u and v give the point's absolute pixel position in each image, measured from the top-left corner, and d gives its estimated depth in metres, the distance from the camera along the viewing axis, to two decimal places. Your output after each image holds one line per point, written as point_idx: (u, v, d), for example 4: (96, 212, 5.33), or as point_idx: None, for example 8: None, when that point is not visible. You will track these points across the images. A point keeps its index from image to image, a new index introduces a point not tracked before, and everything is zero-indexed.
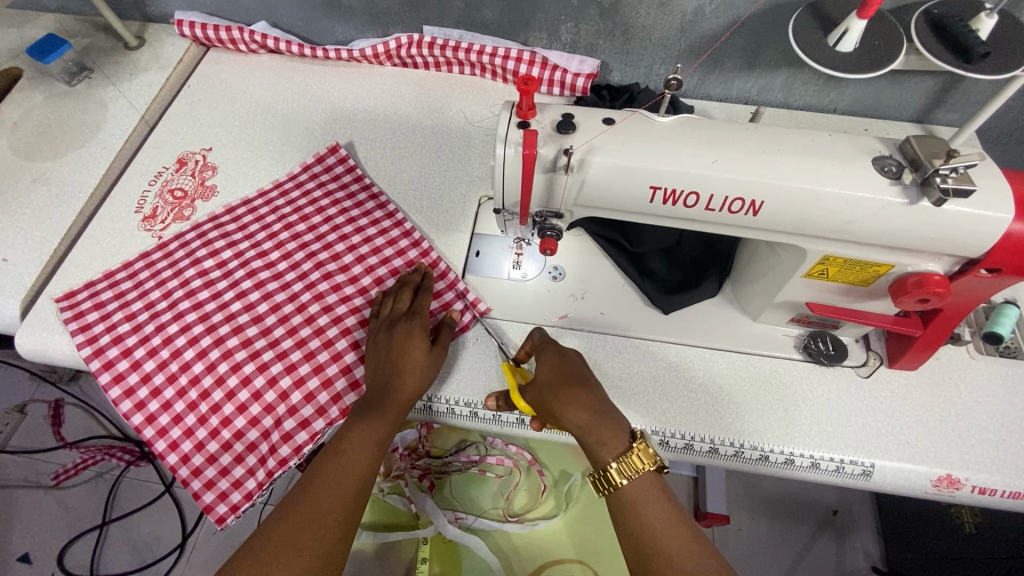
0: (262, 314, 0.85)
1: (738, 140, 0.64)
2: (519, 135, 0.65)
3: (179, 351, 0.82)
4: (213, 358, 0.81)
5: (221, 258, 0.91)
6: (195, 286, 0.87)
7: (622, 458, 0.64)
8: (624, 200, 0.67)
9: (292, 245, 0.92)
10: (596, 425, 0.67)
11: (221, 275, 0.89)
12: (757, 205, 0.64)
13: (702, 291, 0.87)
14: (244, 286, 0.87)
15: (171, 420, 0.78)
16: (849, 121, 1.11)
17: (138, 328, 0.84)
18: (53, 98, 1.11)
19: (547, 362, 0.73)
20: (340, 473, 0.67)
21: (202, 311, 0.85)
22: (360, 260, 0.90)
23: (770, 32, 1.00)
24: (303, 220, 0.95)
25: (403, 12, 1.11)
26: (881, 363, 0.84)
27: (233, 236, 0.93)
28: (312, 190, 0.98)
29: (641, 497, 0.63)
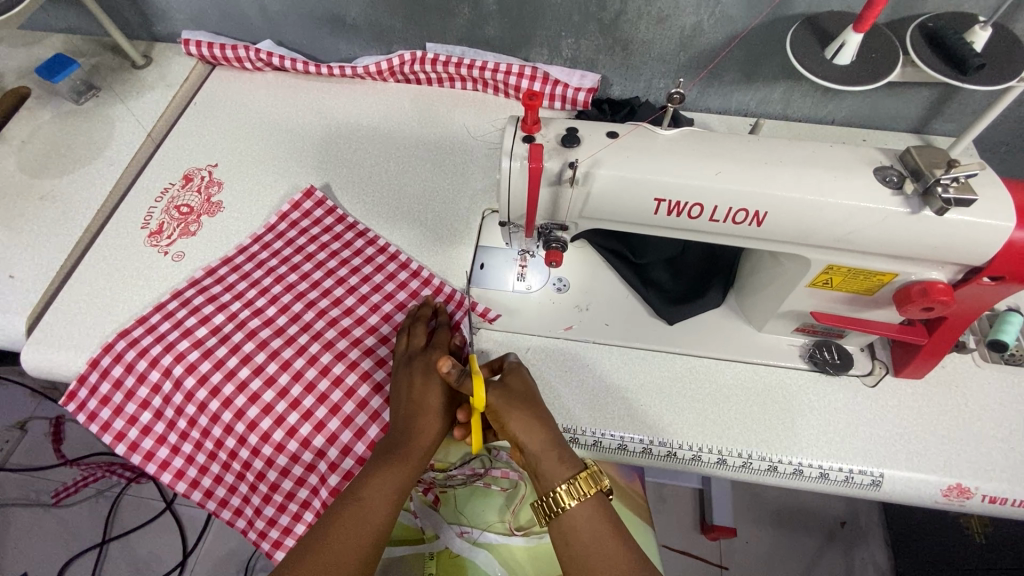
0: (264, 365, 0.82)
1: (741, 152, 0.64)
2: (524, 149, 0.66)
3: (193, 419, 0.80)
4: (224, 387, 0.80)
5: (214, 313, 0.86)
6: (188, 349, 0.83)
7: (568, 483, 0.65)
8: (629, 211, 0.67)
9: (305, 271, 0.92)
10: (548, 449, 0.67)
11: (233, 300, 0.88)
12: (761, 216, 0.64)
13: (707, 301, 0.88)
14: (241, 340, 0.84)
15: (195, 448, 0.81)
16: (848, 132, 1.12)
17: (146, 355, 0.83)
18: (60, 116, 1.12)
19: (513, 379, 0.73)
20: (357, 524, 0.65)
21: (200, 374, 0.81)
22: (374, 288, 0.90)
23: (769, 46, 1.02)
24: (317, 246, 0.95)
25: (406, 29, 1.13)
26: (886, 372, 0.84)
27: (227, 286, 0.90)
28: (306, 229, 0.97)
29: (582, 520, 0.64)
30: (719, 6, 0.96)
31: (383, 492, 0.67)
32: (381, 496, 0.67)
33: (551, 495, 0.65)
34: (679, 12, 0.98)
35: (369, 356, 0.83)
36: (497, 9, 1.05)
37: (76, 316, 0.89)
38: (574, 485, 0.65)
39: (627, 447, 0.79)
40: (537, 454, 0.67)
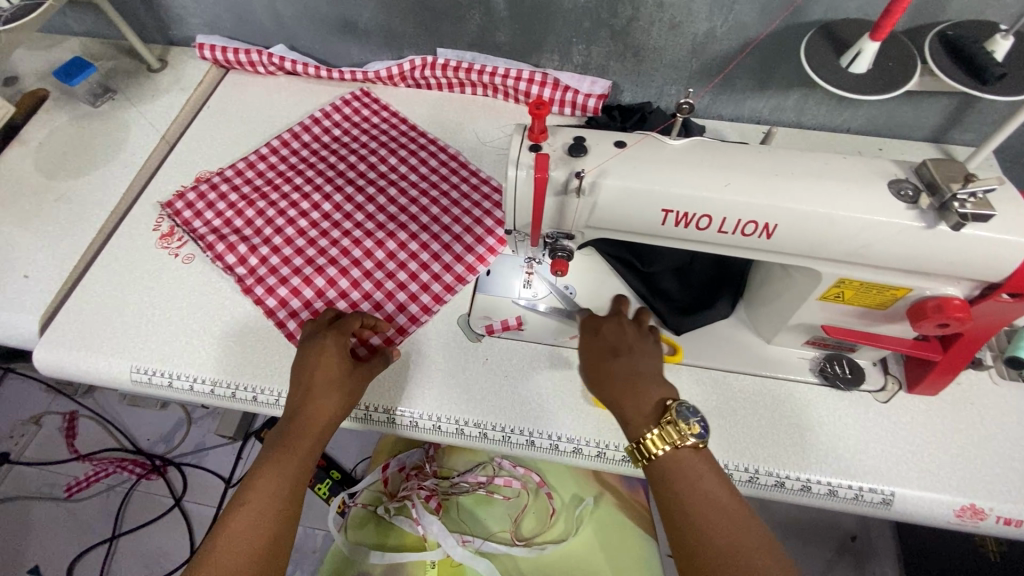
0: (309, 278, 0.92)
1: (752, 163, 0.63)
2: (530, 158, 0.65)
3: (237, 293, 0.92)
4: (278, 295, 0.91)
5: (286, 224, 0.98)
6: (258, 245, 0.96)
7: (659, 431, 0.63)
8: (637, 222, 0.66)
9: (364, 211, 1.00)
10: (640, 398, 0.66)
11: (299, 225, 0.98)
12: (771, 229, 0.63)
13: (715, 312, 0.87)
14: (300, 253, 0.95)
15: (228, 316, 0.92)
16: (863, 141, 1.10)
17: (223, 249, 0.96)
18: (77, 118, 1.14)
19: (630, 331, 0.72)
20: (257, 510, 0.66)
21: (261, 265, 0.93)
22: (420, 239, 0.97)
23: (783, 53, 1.00)
24: (379, 191, 1.03)
25: (418, 34, 1.13)
26: (899, 388, 0.83)
27: (302, 206, 1.01)
28: (380, 177, 1.05)
29: (677, 471, 0.62)
30: (732, 12, 0.95)
31: (275, 479, 0.68)
32: (272, 481, 0.68)
33: (639, 444, 0.64)
34: (692, 18, 0.97)
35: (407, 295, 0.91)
36: (508, 15, 1.05)
37: (87, 317, 0.90)
38: (665, 432, 0.63)
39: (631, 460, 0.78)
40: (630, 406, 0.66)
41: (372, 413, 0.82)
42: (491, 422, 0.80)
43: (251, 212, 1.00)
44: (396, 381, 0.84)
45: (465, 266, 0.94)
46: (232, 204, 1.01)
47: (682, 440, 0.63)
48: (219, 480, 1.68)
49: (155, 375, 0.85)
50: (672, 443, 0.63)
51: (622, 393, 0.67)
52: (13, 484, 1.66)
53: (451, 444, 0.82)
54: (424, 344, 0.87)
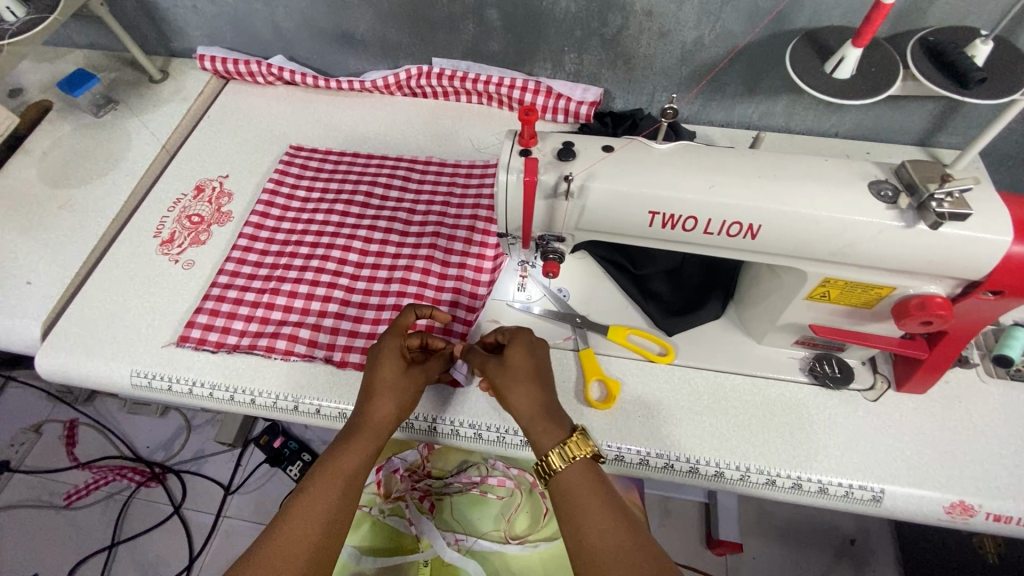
0: (321, 279, 0.94)
1: (736, 165, 0.65)
2: (521, 162, 0.67)
3: (251, 298, 0.93)
4: (317, 336, 0.89)
5: (291, 232, 1.01)
6: (267, 254, 0.98)
7: (558, 447, 0.67)
8: (625, 224, 0.68)
9: (378, 235, 1.00)
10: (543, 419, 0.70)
11: (312, 260, 0.97)
12: (755, 229, 0.65)
13: (706, 313, 0.88)
14: (308, 258, 0.97)
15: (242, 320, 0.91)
16: (851, 144, 1.12)
17: (243, 303, 0.92)
18: (80, 129, 1.17)
19: (518, 343, 0.76)
20: (314, 503, 0.66)
21: (272, 273, 0.96)
22: (439, 245, 0.98)
23: (770, 60, 1.02)
24: (386, 196, 1.05)
25: (413, 44, 1.15)
26: (888, 387, 0.84)
27: (304, 212, 1.04)
28: (377, 176, 1.08)
29: (573, 485, 0.66)
30: (719, 21, 0.98)
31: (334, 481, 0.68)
32: (332, 476, 0.68)
33: (544, 459, 0.68)
34: (680, 27, 1.00)
35: (446, 306, 0.92)
36: (502, 25, 1.07)
37: (89, 322, 0.91)
38: (566, 448, 0.67)
39: (625, 458, 0.79)
40: (531, 424, 0.70)
41: None
42: (486, 422, 0.82)
43: (262, 261, 0.97)
44: None
45: (491, 264, 0.96)
46: (238, 255, 0.98)
47: (581, 454, 0.67)
48: (218, 487, 1.69)
49: (156, 379, 0.86)
50: (574, 457, 0.67)
51: (523, 407, 0.71)
52: (12, 493, 1.67)
53: (445, 444, 0.83)
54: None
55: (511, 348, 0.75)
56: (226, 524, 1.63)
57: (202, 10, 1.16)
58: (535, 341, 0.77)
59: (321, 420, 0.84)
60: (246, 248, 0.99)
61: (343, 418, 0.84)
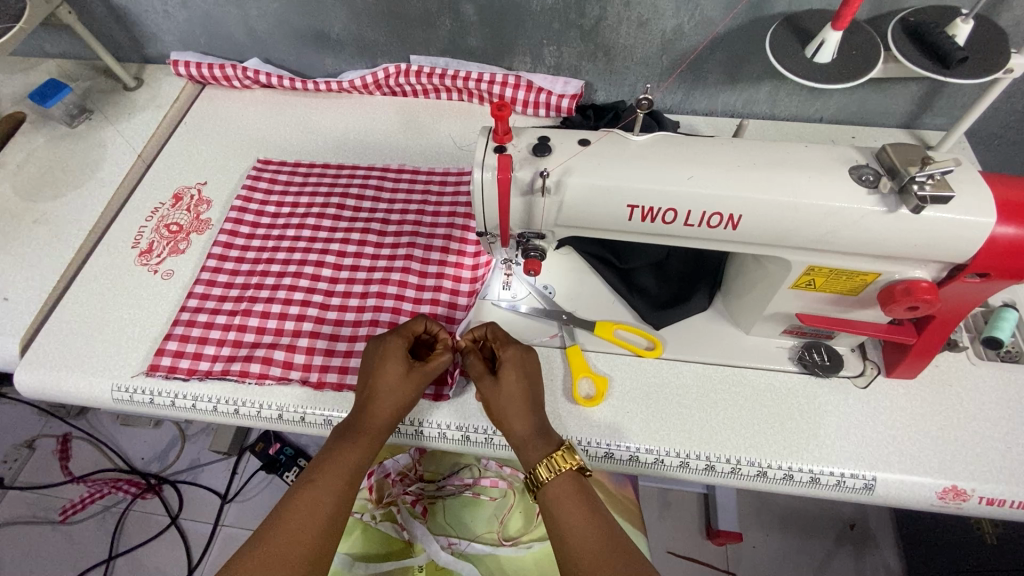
0: (298, 293, 0.93)
1: (714, 155, 0.64)
2: (495, 159, 0.65)
3: (227, 315, 0.91)
4: (292, 358, 0.86)
5: (267, 244, 1.00)
6: (243, 268, 0.97)
7: (546, 459, 0.67)
8: (604, 219, 0.66)
9: (353, 249, 0.98)
10: (534, 438, 0.70)
11: (283, 278, 0.95)
12: (735, 219, 0.63)
13: (692, 305, 0.87)
14: (285, 271, 0.96)
15: (218, 336, 0.89)
16: (836, 129, 1.11)
17: (214, 327, 0.89)
18: (55, 140, 1.15)
19: (509, 357, 0.75)
20: (311, 506, 0.64)
21: (249, 288, 0.94)
22: (417, 256, 0.96)
23: (751, 47, 1.01)
24: (362, 205, 1.04)
25: (390, 42, 1.13)
26: (878, 372, 0.83)
27: (280, 224, 1.02)
28: (352, 185, 1.07)
29: (558, 496, 0.65)
30: (698, 8, 0.96)
31: (332, 482, 0.67)
32: (331, 478, 0.67)
33: (530, 473, 0.67)
34: (658, 15, 0.98)
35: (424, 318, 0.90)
36: (478, 19, 1.05)
37: (67, 336, 0.90)
38: (551, 461, 0.67)
39: (614, 455, 0.78)
40: (521, 442, 0.70)
41: None
42: (473, 424, 0.81)
43: (232, 281, 0.95)
44: None
45: (469, 272, 0.95)
46: (213, 268, 0.96)
47: (568, 467, 0.67)
48: (215, 496, 1.68)
49: (137, 392, 0.85)
50: (560, 470, 0.67)
51: (514, 426, 0.71)
52: (8, 510, 1.65)
53: (434, 448, 0.82)
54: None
55: (503, 364, 0.75)
56: (223, 533, 1.62)
57: (174, 15, 1.14)
58: (523, 355, 0.76)
59: (306, 427, 0.83)
60: (222, 261, 0.97)
61: (328, 425, 0.83)
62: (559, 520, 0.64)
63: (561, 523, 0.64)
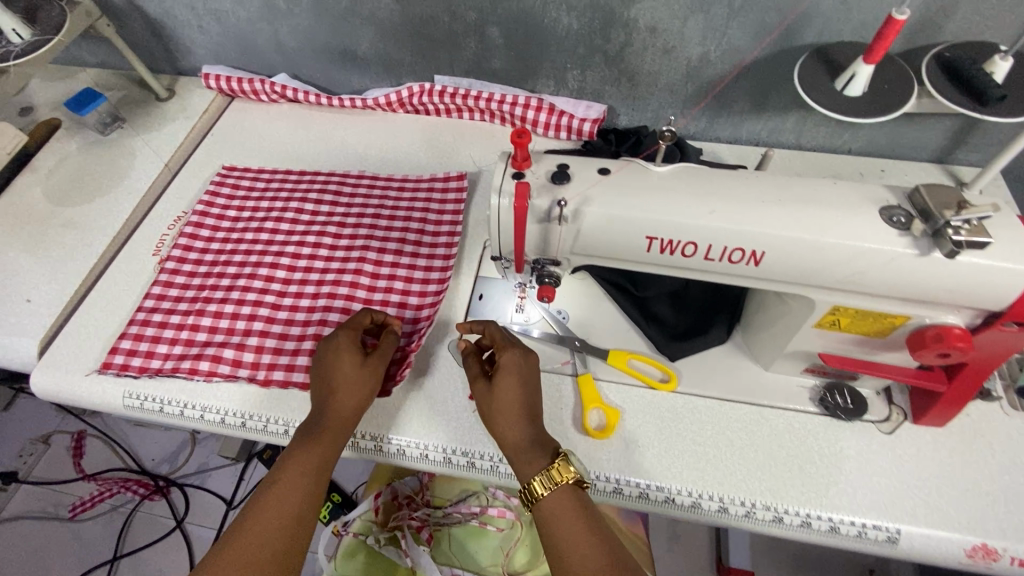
0: (294, 305, 0.92)
1: (738, 189, 0.62)
2: (513, 186, 0.64)
3: (224, 328, 0.90)
4: (291, 373, 0.85)
5: (266, 255, 0.98)
6: (241, 278, 0.95)
7: (543, 473, 0.65)
8: (622, 250, 0.65)
9: (352, 259, 0.96)
10: (529, 446, 0.68)
11: (278, 286, 0.94)
12: (758, 256, 0.61)
13: (710, 338, 0.84)
14: (282, 283, 0.95)
15: (214, 351, 0.87)
16: (865, 162, 1.08)
17: (213, 339, 0.89)
18: (87, 147, 1.18)
19: (506, 362, 0.73)
20: (273, 507, 0.66)
21: (246, 299, 0.93)
22: (411, 271, 0.95)
23: (778, 77, 1.00)
24: (361, 216, 1.02)
25: (415, 62, 1.14)
26: (904, 418, 0.79)
27: (279, 234, 1.01)
28: (354, 196, 1.06)
29: (558, 512, 0.64)
30: (725, 37, 0.95)
31: (295, 483, 0.68)
32: (292, 477, 0.68)
33: (527, 487, 0.66)
34: (685, 43, 0.98)
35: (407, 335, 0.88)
36: (503, 42, 1.06)
37: (85, 341, 0.91)
38: (549, 474, 0.65)
39: (623, 491, 0.75)
40: (514, 450, 0.69)
41: (363, 440, 0.81)
42: (480, 451, 0.79)
43: (231, 293, 0.94)
44: (386, 407, 0.83)
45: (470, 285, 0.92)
46: (214, 279, 0.96)
47: (565, 480, 0.65)
48: (220, 502, 1.68)
49: (148, 400, 0.85)
50: (556, 484, 0.64)
51: (507, 432, 0.70)
52: (21, 503, 1.68)
53: (439, 473, 0.81)
54: (421, 383, 0.85)
55: (500, 369, 0.73)
56: None
57: (208, 30, 1.17)
58: (523, 361, 0.74)
59: None
60: (222, 272, 0.97)
61: None
62: (554, 539, 0.63)
63: (552, 536, 0.63)
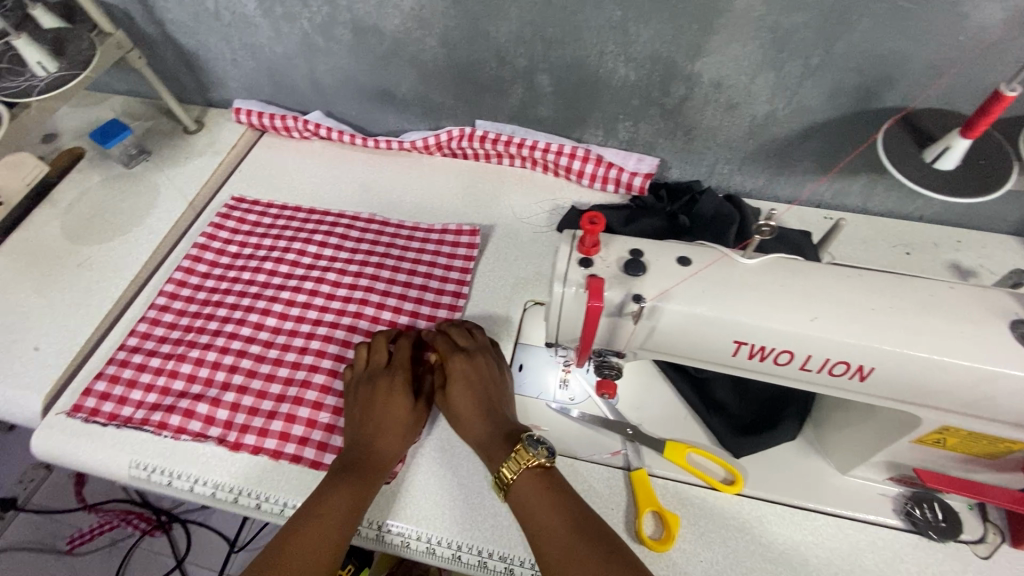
0: (297, 363, 0.85)
1: (841, 292, 0.53)
2: (581, 275, 0.56)
3: (220, 386, 0.83)
4: (289, 443, 0.78)
5: (270, 302, 0.91)
6: (241, 328, 0.89)
7: (508, 459, 0.67)
8: (703, 350, 0.57)
9: (363, 314, 0.89)
10: (494, 437, 0.71)
11: (267, 336, 0.88)
12: (865, 371, 0.53)
13: (782, 433, 0.75)
14: (284, 335, 0.87)
15: (208, 412, 0.80)
16: (940, 232, 0.99)
17: (207, 398, 0.82)
18: (110, 180, 1.13)
19: (454, 368, 0.76)
20: (314, 541, 0.63)
21: (245, 353, 0.86)
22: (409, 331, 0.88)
23: (851, 139, 0.92)
24: (374, 265, 0.95)
25: (456, 105, 1.08)
26: (1003, 541, 0.69)
27: (285, 280, 0.94)
28: (366, 242, 0.99)
29: (526, 494, 0.65)
30: (796, 96, 0.88)
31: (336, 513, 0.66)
32: (334, 508, 0.66)
33: (496, 476, 0.67)
34: (751, 100, 0.90)
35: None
36: (552, 90, 0.99)
37: None
38: (514, 459, 0.66)
39: None
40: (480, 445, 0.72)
41: (387, 534, 0.72)
42: (519, 556, 0.70)
43: (229, 345, 0.87)
44: (415, 497, 0.75)
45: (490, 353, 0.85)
46: (213, 328, 0.89)
47: (528, 464, 0.66)
48: (224, 543, 1.60)
49: (154, 472, 0.78)
50: (521, 469, 0.66)
51: (471, 429, 0.73)
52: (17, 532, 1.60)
53: None
54: (433, 459, 0.77)
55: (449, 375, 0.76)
56: None
57: (242, 63, 1.12)
58: (473, 361, 0.77)
59: None
60: (223, 320, 0.90)
61: (355, 536, 0.73)
62: (530, 525, 0.63)
63: (530, 524, 0.63)
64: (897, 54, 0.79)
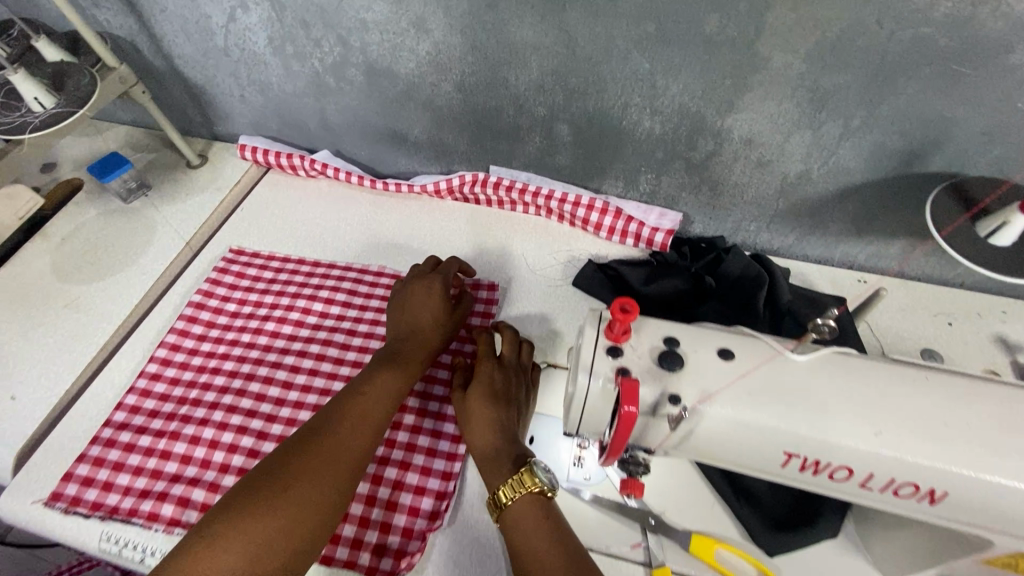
0: None
1: (905, 399, 0.47)
2: (610, 367, 0.50)
3: (221, 462, 0.75)
4: None
5: (275, 366, 0.85)
6: (243, 395, 0.82)
7: (510, 480, 0.63)
8: (747, 458, 0.50)
9: None
10: (498, 451, 0.68)
11: (271, 405, 0.80)
12: (936, 495, 0.47)
13: (822, 530, 0.68)
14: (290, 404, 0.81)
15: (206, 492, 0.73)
16: (982, 300, 0.93)
17: (205, 476, 0.74)
18: (106, 214, 1.08)
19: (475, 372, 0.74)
20: (265, 504, 0.60)
21: (247, 424, 0.79)
22: (425, 401, 0.81)
23: (890, 202, 0.86)
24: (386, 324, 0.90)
25: (470, 150, 1.03)
26: None
27: (291, 342, 0.88)
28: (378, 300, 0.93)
29: (523, 521, 0.61)
30: (833, 156, 0.83)
31: (298, 477, 0.62)
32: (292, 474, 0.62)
33: (494, 494, 0.64)
34: (784, 158, 0.85)
35: (410, 492, 0.73)
36: (572, 140, 0.94)
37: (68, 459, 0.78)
38: (515, 481, 0.63)
39: None
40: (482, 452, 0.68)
41: None
42: None
43: (230, 414, 0.80)
44: None
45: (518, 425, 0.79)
46: (212, 395, 0.82)
47: (528, 489, 0.62)
48: None
49: (127, 547, 0.70)
50: (522, 492, 0.62)
51: (475, 435, 0.70)
52: None
53: None
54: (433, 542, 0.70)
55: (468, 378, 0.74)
56: None
57: (250, 100, 1.09)
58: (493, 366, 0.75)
59: None
60: (223, 386, 0.83)
61: None
62: (519, 550, 0.60)
63: (519, 548, 0.60)
64: (944, 119, 0.74)
